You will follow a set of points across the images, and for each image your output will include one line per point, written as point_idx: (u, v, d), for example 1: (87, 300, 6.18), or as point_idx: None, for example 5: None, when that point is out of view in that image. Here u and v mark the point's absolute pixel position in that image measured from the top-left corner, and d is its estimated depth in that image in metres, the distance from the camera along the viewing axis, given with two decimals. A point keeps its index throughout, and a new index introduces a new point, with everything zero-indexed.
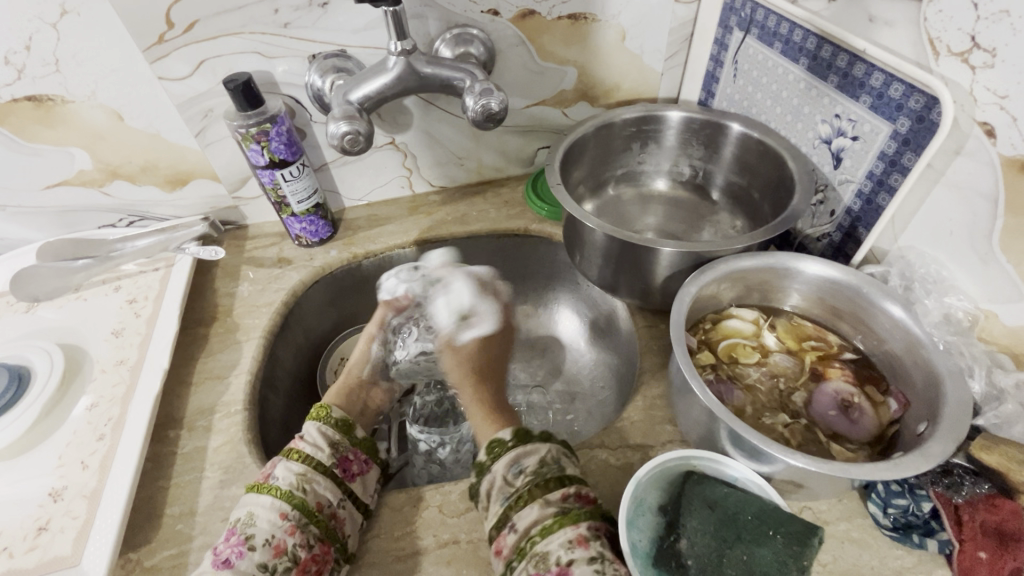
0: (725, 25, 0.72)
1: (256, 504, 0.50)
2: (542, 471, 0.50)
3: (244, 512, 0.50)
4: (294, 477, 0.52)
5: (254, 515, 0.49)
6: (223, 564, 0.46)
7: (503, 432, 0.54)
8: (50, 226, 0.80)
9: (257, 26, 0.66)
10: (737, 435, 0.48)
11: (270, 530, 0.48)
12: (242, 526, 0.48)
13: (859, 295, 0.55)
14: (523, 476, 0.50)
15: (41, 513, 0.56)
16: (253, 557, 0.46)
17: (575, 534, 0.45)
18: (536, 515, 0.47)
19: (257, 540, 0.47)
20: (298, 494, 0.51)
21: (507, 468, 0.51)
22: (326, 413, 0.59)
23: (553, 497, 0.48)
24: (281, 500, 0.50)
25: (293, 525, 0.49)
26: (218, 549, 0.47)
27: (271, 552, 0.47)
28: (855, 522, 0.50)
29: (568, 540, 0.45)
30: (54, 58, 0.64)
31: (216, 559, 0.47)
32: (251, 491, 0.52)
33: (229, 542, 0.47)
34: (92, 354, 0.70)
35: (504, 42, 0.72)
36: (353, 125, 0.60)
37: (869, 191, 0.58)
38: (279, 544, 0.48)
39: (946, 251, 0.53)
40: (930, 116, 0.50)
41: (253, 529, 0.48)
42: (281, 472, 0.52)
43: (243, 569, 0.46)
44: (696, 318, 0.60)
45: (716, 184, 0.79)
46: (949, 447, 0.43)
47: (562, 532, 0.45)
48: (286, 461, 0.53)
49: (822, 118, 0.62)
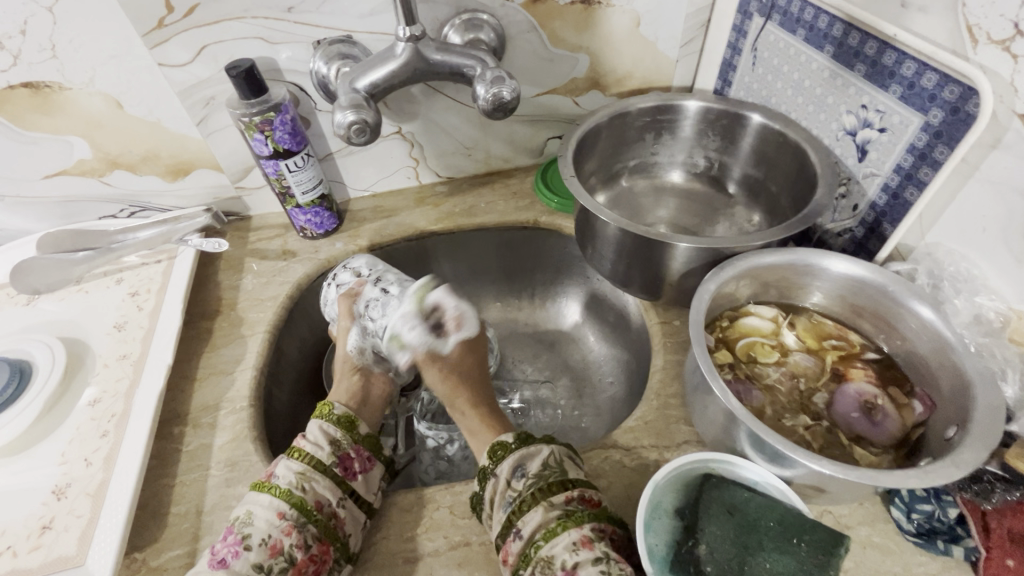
0: (744, 11, 0.69)
1: (254, 503, 0.49)
2: (546, 473, 0.49)
3: (244, 511, 0.49)
4: (294, 476, 0.51)
5: (253, 515, 0.48)
6: (219, 564, 0.45)
7: (505, 436, 0.53)
8: (49, 216, 0.79)
9: (260, 10, 0.63)
10: (759, 439, 0.47)
11: (267, 530, 0.47)
12: (239, 526, 0.47)
13: (884, 294, 0.53)
14: (526, 480, 0.49)
15: (44, 512, 0.55)
16: (249, 557, 0.45)
17: (580, 536, 0.44)
18: (540, 519, 0.46)
19: (254, 540, 0.46)
20: (296, 493, 0.50)
21: (511, 472, 0.50)
22: (328, 411, 0.58)
23: (557, 500, 0.47)
24: (279, 499, 0.49)
25: (290, 525, 0.48)
26: (215, 548, 0.46)
27: (266, 552, 0.46)
28: (877, 527, 0.49)
29: (573, 543, 0.44)
30: (51, 44, 0.62)
31: (212, 558, 0.45)
32: (253, 489, 0.51)
33: (226, 541, 0.46)
34: (94, 348, 0.68)
35: (516, 28, 0.70)
36: (359, 115, 0.58)
37: (897, 185, 0.56)
38: (276, 544, 0.46)
39: (977, 249, 0.51)
40: (966, 107, 0.48)
41: (250, 528, 0.47)
42: (281, 472, 0.51)
43: (239, 569, 0.44)
44: (713, 315, 0.58)
45: (732, 176, 0.77)
46: (981, 455, 0.41)
47: (566, 535, 0.45)
48: (286, 459, 0.52)
49: (848, 109, 0.60)
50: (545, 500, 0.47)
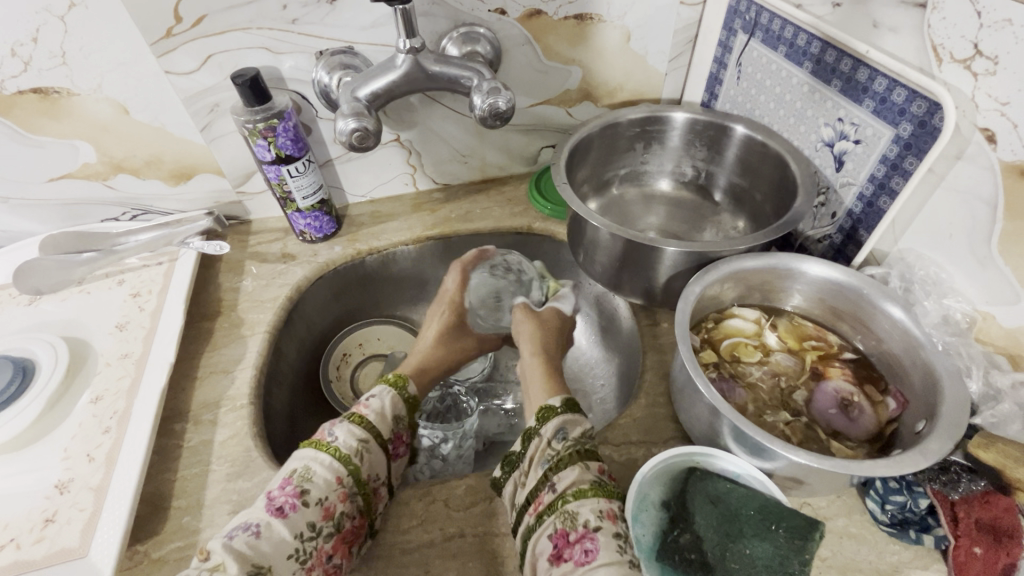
0: (729, 28, 0.73)
1: (312, 460, 0.51)
2: (585, 442, 0.52)
3: (300, 465, 0.51)
4: (355, 442, 0.53)
5: (312, 471, 0.50)
6: (277, 511, 0.47)
7: (553, 399, 0.56)
8: (51, 219, 0.80)
9: (265, 21, 0.66)
10: (740, 432, 0.49)
11: (325, 491, 0.49)
12: (299, 479, 0.49)
13: (859, 295, 0.56)
14: (565, 442, 0.52)
15: (47, 505, 0.56)
16: (306, 514, 0.47)
17: (607, 507, 0.47)
18: (574, 477, 0.49)
19: (313, 497, 0.48)
20: (354, 460, 0.52)
21: (552, 433, 0.53)
22: (403, 387, 0.61)
23: (592, 467, 0.50)
24: (339, 462, 0.51)
25: (345, 492, 0.50)
26: (272, 495, 0.48)
27: (321, 512, 0.48)
28: (853, 518, 0.51)
29: (599, 509, 0.46)
30: (61, 51, 0.64)
31: (271, 504, 0.48)
32: (305, 446, 0.53)
33: (284, 490, 0.48)
34: (96, 347, 0.70)
35: (511, 41, 0.73)
36: (361, 122, 0.60)
37: (871, 193, 0.59)
38: (330, 507, 0.49)
39: (944, 254, 0.54)
40: (932, 121, 0.51)
41: (309, 484, 0.49)
42: (341, 434, 0.54)
43: (296, 522, 0.47)
44: (698, 316, 0.61)
45: (718, 185, 0.80)
46: (946, 445, 0.44)
47: (595, 500, 0.47)
48: (347, 423, 0.55)
49: (825, 121, 0.63)
50: (580, 463, 0.50)
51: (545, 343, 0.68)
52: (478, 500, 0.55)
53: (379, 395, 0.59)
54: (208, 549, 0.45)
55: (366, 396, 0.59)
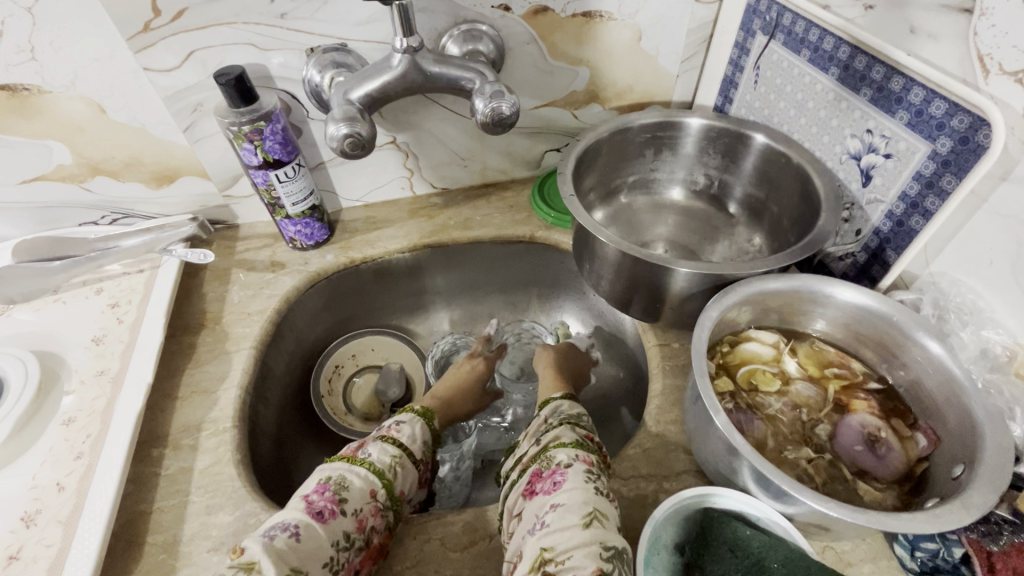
0: (748, 28, 0.68)
1: (348, 471, 0.50)
2: (577, 417, 0.56)
3: (336, 473, 0.50)
4: (389, 458, 0.53)
5: (348, 480, 0.49)
6: (317, 515, 0.46)
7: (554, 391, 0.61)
8: (24, 222, 0.75)
9: (251, 16, 0.61)
10: (762, 476, 0.45)
11: (360, 501, 0.48)
12: (337, 485, 0.48)
13: (890, 324, 0.52)
14: (560, 417, 0.56)
15: (11, 540, 0.52)
16: (342, 522, 0.46)
17: (584, 454, 0.49)
18: (558, 434, 0.52)
19: (349, 506, 0.48)
20: (388, 475, 0.52)
21: (550, 411, 0.57)
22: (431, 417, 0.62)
23: (578, 432, 0.53)
24: (373, 476, 0.51)
25: (377, 506, 0.49)
26: (311, 499, 0.47)
27: (355, 523, 0.47)
28: (880, 564, 0.48)
29: (575, 453, 0.49)
30: (29, 45, 0.59)
31: (311, 507, 0.46)
32: (336, 459, 0.52)
33: (323, 495, 0.47)
34: (70, 363, 0.66)
35: (515, 39, 0.68)
36: (353, 127, 0.56)
37: (901, 212, 0.55)
38: (363, 519, 0.48)
39: (983, 281, 0.50)
40: (975, 138, 0.47)
41: (347, 493, 0.48)
42: (376, 451, 0.54)
43: (332, 531, 0.46)
44: (713, 340, 0.57)
45: (733, 195, 0.76)
46: (991, 498, 0.40)
47: (572, 447, 0.50)
48: (380, 441, 0.55)
49: (852, 132, 0.59)
50: (568, 424, 0.54)
51: (554, 361, 0.71)
52: (477, 539, 0.51)
53: (410, 421, 0.59)
54: (242, 546, 0.43)
55: (397, 421, 0.59)
